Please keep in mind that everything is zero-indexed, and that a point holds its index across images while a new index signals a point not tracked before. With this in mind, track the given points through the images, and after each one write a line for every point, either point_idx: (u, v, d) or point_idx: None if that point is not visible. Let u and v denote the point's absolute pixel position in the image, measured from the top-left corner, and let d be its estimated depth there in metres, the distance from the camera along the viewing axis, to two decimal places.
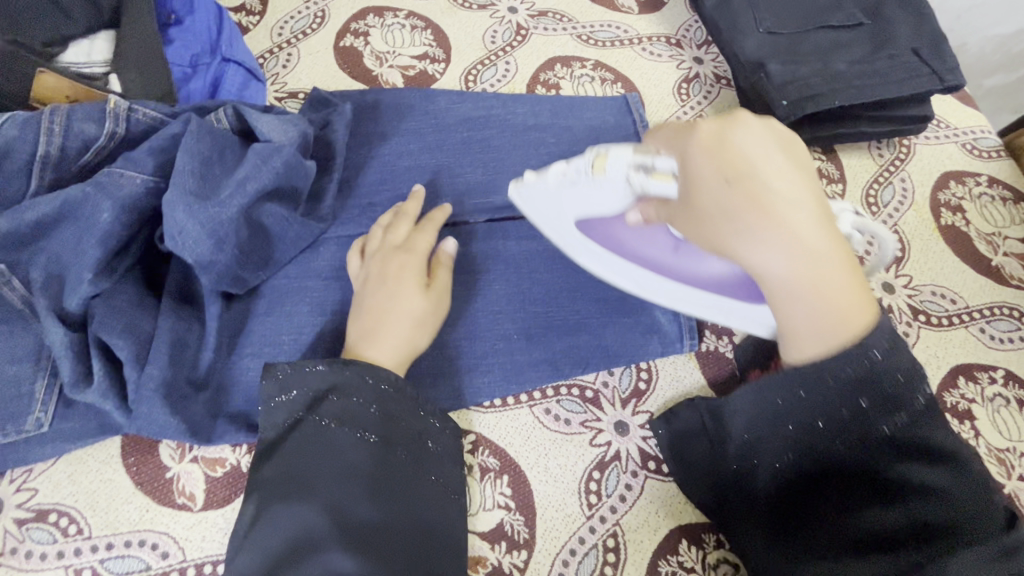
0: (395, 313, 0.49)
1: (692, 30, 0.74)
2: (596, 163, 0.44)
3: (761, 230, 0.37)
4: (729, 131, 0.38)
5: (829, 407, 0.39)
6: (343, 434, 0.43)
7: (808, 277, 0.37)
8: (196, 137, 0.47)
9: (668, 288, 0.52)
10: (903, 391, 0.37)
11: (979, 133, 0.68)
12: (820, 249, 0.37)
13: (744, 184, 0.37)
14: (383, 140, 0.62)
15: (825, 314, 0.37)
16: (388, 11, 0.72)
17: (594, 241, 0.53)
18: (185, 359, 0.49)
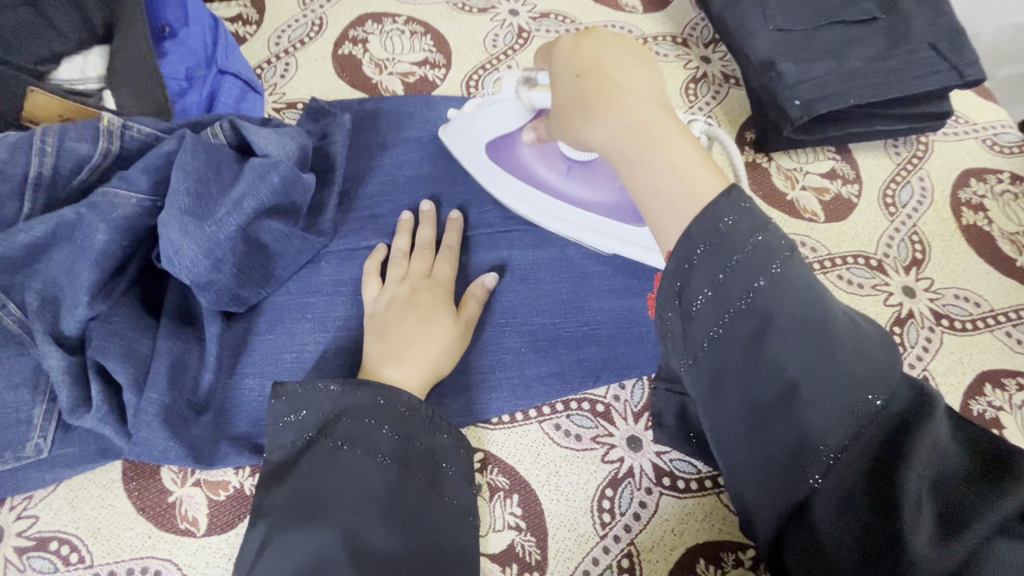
0: (420, 339, 0.49)
1: (699, 28, 0.72)
2: (497, 83, 0.52)
3: (600, 108, 0.36)
4: (584, 38, 0.40)
5: (716, 316, 0.31)
6: (358, 456, 0.42)
7: (649, 148, 0.34)
8: (191, 154, 0.45)
9: (560, 216, 0.55)
10: (764, 288, 0.30)
11: (1000, 128, 0.65)
12: (657, 121, 0.35)
13: (592, 77, 0.38)
14: (384, 150, 0.61)
15: (670, 180, 0.33)
16: (387, 17, 0.71)
17: (501, 166, 0.57)
18: (185, 381, 0.48)
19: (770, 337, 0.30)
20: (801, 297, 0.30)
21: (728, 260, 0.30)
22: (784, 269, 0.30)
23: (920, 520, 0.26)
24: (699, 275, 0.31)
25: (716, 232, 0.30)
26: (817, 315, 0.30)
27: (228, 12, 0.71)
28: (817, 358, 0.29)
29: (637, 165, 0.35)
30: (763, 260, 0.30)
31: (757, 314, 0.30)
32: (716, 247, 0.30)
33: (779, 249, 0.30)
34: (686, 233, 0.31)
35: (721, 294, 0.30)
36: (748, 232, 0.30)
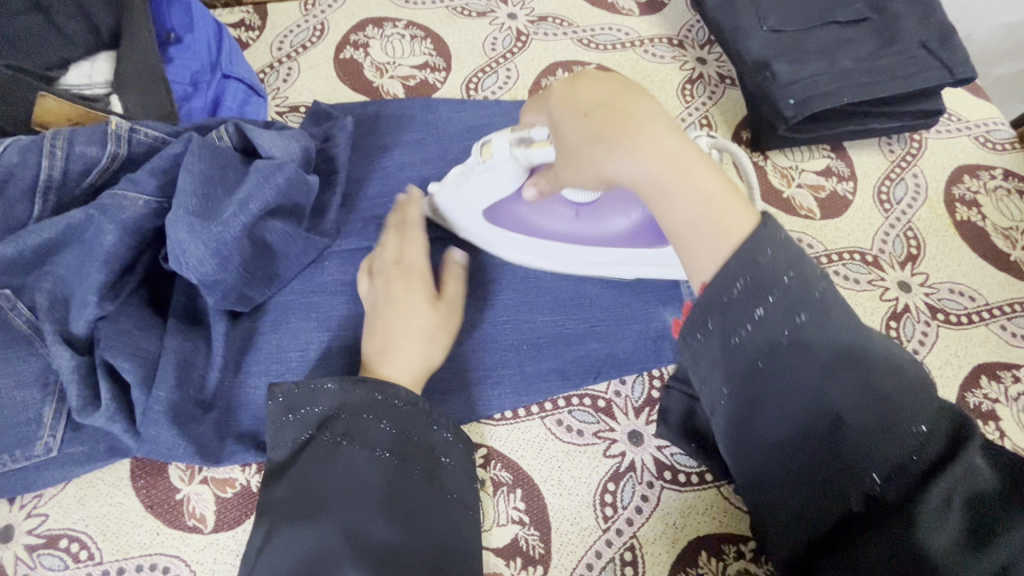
0: (419, 335, 0.49)
1: (695, 30, 0.73)
2: (483, 151, 0.48)
3: (619, 145, 0.36)
4: (578, 82, 0.41)
5: (753, 349, 0.32)
6: (356, 451, 0.42)
7: (678, 181, 0.35)
8: (197, 156, 0.46)
9: (583, 259, 0.55)
10: (813, 307, 0.31)
11: (992, 125, 0.66)
12: (679, 154, 0.36)
13: (602, 115, 0.38)
14: (386, 152, 0.62)
15: (707, 214, 0.34)
16: (387, 22, 0.72)
17: (505, 229, 0.54)
18: (192, 379, 0.49)
19: (806, 366, 0.31)
20: (838, 328, 0.31)
21: (768, 295, 0.31)
22: (820, 301, 0.32)
23: (944, 525, 0.29)
24: (737, 308, 0.32)
25: (758, 266, 0.31)
26: (851, 345, 0.31)
27: (231, 18, 0.72)
28: (851, 386, 0.31)
29: (665, 203, 0.36)
30: (801, 292, 0.31)
31: (795, 346, 0.31)
32: (755, 286, 0.31)
33: (817, 280, 0.32)
34: (728, 268, 0.32)
35: (761, 327, 0.31)
36: (786, 266, 0.31)
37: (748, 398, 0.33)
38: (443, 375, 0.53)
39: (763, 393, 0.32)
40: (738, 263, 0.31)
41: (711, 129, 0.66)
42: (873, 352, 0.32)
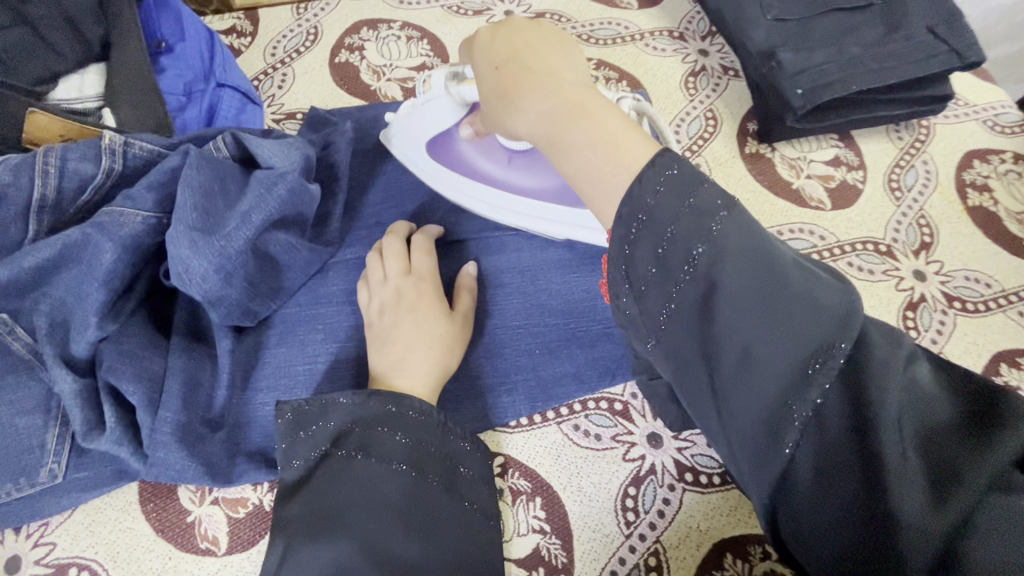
0: (430, 346, 0.49)
1: (695, 21, 0.72)
2: (425, 84, 0.51)
3: (522, 93, 0.36)
4: (499, 30, 0.40)
5: (658, 289, 0.29)
6: (374, 465, 0.41)
7: (574, 120, 0.34)
8: (196, 167, 0.44)
9: (500, 203, 0.56)
10: (717, 234, 0.28)
11: (1000, 109, 0.66)
12: (579, 101, 0.34)
13: (511, 66, 0.38)
14: (387, 157, 0.61)
15: (600, 151, 0.32)
16: (382, 24, 0.71)
17: (442, 164, 0.57)
18: (199, 399, 0.48)
19: (716, 302, 0.28)
20: (741, 259, 0.28)
21: (664, 230, 0.29)
22: (719, 231, 0.28)
23: (906, 482, 0.23)
24: (640, 252, 0.30)
25: (667, 192, 0.29)
26: (767, 271, 0.27)
27: (221, 25, 0.71)
28: (768, 318, 0.26)
29: (567, 149, 0.34)
30: (695, 222, 0.29)
31: (696, 281, 0.28)
32: (650, 225, 0.30)
33: (714, 207, 0.29)
34: (621, 210, 0.30)
35: (664, 265, 0.29)
36: (688, 192, 0.29)
37: (667, 347, 0.30)
38: (454, 384, 0.52)
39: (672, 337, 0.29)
40: (631, 202, 0.30)
41: (717, 122, 0.65)
42: (790, 274, 0.27)
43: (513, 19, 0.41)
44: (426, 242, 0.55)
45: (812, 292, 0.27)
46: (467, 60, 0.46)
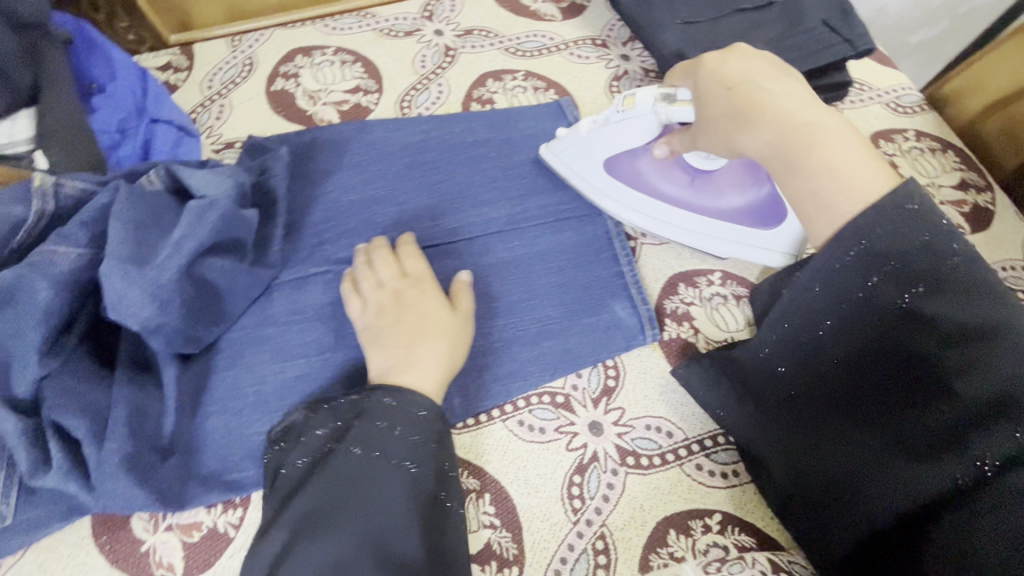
0: (431, 341, 0.50)
1: (616, 29, 0.75)
2: (627, 102, 0.53)
3: (755, 121, 0.41)
4: (728, 54, 0.44)
5: (851, 297, 0.37)
6: (369, 459, 0.42)
7: (809, 147, 0.39)
8: (127, 203, 0.46)
9: (682, 223, 0.58)
10: (933, 270, 0.34)
11: (901, 91, 0.71)
12: (812, 124, 0.40)
13: (740, 91, 0.42)
14: (326, 178, 0.63)
15: (836, 177, 0.38)
16: (316, 51, 0.73)
17: (626, 184, 0.59)
18: (147, 429, 0.48)
19: (917, 323, 0.34)
20: (959, 303, 0.33)
21: (882, 261, 0.35)
22: (945, 275, 0.34)
23: None
24: (851, 273, 0.37)
25: (895, 218, 0.35)
26: (996, 323, 0.32)
27: (157, 62, 0.72)
28: (975, 358, 0.32)
29: (806, 167, 0.39)
30: (923, 260, 0.34)
31: (906, 314, 0.34)
32: (865, 257, 0.36)
33: (947, 244, 0.34)
34: (842, 239, 0.37)
35: (875, 290, 0.36)
36: (920, 229, 0.35)
37: (854, 349, 0.37)
38: None
39: (863, 352, 0.37)
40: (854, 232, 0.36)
41: None
42: (1010, 324, 0.32)
43: (736, 43, 0.45)
44: (415, 253, 0.56)
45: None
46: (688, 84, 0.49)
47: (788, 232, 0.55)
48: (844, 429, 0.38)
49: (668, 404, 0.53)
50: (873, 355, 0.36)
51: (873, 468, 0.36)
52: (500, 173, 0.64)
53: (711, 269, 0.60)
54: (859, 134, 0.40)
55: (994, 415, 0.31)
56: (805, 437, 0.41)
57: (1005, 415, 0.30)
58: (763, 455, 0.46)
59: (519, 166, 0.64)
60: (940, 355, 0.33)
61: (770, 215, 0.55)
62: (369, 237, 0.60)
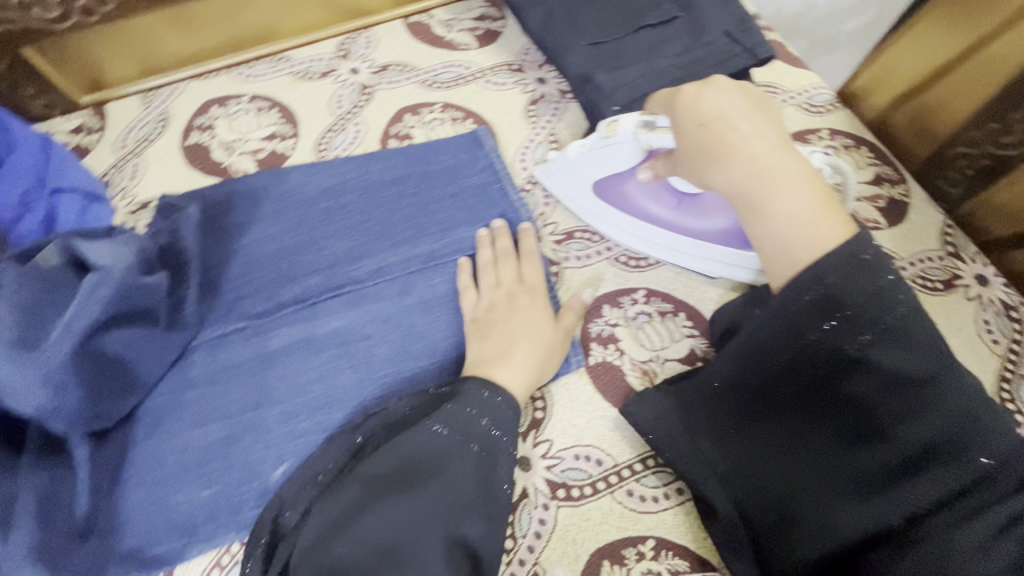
0: (527, 338, 0.52)
1: (531, 52, 0.76)
2: (609, 129, 0.54)
3: (724, 159, 0.44)
4: (705, 92, 0.47)
5: (807, 336, 0.39)
6: (454, 439, 0.45)
7: (773, 189, 0.42)
8: (18, 284, 0.44)
9: (670, 244, 0.60)
10: (884, 318, 0.37)
11: (813, 91, 0.72)
12: (776, 167, 0.43)
13: (712, 130, 0.45)
14: (243, 231, 0.62)
15: (797, 222, 0.41)
16: (231, 100, 0.72)
17: (614, 205, 0.61)
18: (60, 513, 0.45)
19: (865, 365, 0.38)
20: (904, 350, 0.37)
21: (837, 307, 0.38)
22: (893, 324, 0.37)
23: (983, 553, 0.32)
24: (806, 314, 0.39)
25: (845, 267, 0.38)
26: (935, 372, 0.37)
27: (68, 125, 0.71)
28: (915, 402, 0.36)
29: (766, 209, 0.42)
30: (877, 310, 0.37)
31: (858, 358, 0.38)
32: (821, 298, 0.38)
33: (897, 293, 0.38)
34: (800, 281, 0.39)
35: (832, 334, 0.38)
36: (876, 275, 0.38)
37: (808, 385, 0.40)
38: None
39: (817, 391, 0.40)
40: (810, 278, 0.39)
41: (560, 145, 0.69)
42: (943, 376, 0.37)
43: (716, 79, 0.47)
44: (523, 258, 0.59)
45: (966, 399, 0.36)
46: (666, 114, 0.50)
47: None
48: (799, 462, 0.42)
49: (597, 431, 0.53)
50: (825, 393, 0.40)
51: (825, 500, 0.40)
52: (419, 209, 0.64)
53: (635, 286, 0.60)
54: (818, 176, 0.43)
55: (929, 455, 0.36)
56: (765, 468, 0.44)
57: (936, 455, 0.36)
58: (709, 489, 0.47)
59: (437, 201, 0.64)
60: (885, 398, 0.37)
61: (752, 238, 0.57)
62: (288, 286, 0.59)
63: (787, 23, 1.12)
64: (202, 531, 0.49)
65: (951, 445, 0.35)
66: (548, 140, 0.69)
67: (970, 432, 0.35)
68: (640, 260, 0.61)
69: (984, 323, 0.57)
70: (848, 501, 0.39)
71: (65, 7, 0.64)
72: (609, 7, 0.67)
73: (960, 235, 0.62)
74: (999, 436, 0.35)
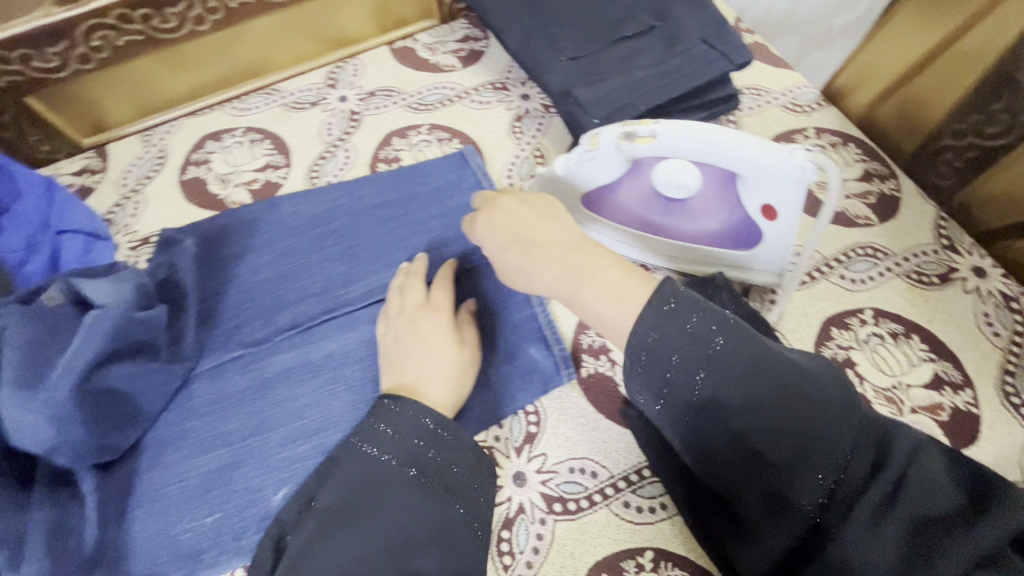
0: (432, 371, 0.51)
1: (514, 70, 0.78)
2: (591, 142, 0.53)
3: (534, 265, 0.48)
4: (495, 214, 0.51)
5: (668, 389, 0.41)
6: (401, 469, 0.44)
7: (584, 275, 0.45)
8: (20, 325, 0.46)
9: (667, 246, 0.59)
10: (715, 354, 0.39)
11: (797, 91, 0.72)
12: (579, 257, 0.46)
13: (519, 246, 0.49)
14: (239, 261, 0.63)
15: (609, 296, 0.44)
16: (225, 134, 0.75)
17: (605, 214, 0.60)
18: (68, 544, 0.47)
19: (721, 404, 0.39)
20: (743, 377, 0.39)
21: (673, 356, 0.40)
22: (722, 355, 0.39)
23: (878, 541, 0.36)
24: (656, 368, 0.41)
25: (657, 324, 0.41)
26: (775, 388, 0.38)
27: (72, 167, 0.74)
28: (772, 426, 0.38)
29: (582, 296, 0.45)
30: (703, 352, 0.40)
31: (708, 397, 0.39)
32: (652, 354, 0.41)
33: (712, 334, 0.40)
34: (628, 352, 0.42)
35: (677, 379, 0.40)
36: (685, 322, 0.40)
37: (691, 429, 0.40)
38: None
39: (691, 433, 0.40)
40: (636, 345, 0.41)
41: (545, 159, 0.70)
42: (788, 382, 0.38)
43: (496, 199, 0.52)
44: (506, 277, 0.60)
45: (812, 404, 0.38)
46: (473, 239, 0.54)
47: (770, 249, 0.54)
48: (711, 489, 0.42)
49: (591, 443, 0.52)
50: (698, 434, 0.40)
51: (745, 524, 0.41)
52: (409, 230, 0.65)
53: None
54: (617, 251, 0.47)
55: (801, 467, 0.37)
56: None
57: (808, 465, 0.37)
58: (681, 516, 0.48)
59: (426, 222, 0.65)
60: (751, 430, 0.38)
61: (746, 237, 0.55)
62: (284, 313, 0.60)
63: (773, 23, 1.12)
64: (207, 557, 0.50)
65: (818, 449, 0.37)
66: (534, 155, 0.70)
67: (827, 431, 0.37)
68: None
69: (984, 316, 0.56)
70: (756, 526, 0.40)
71: (63, 57, 0.66)
72: (585, 22, 0.68)
73: (954, 228, 0.60)
74: (845, 420, 0.38)
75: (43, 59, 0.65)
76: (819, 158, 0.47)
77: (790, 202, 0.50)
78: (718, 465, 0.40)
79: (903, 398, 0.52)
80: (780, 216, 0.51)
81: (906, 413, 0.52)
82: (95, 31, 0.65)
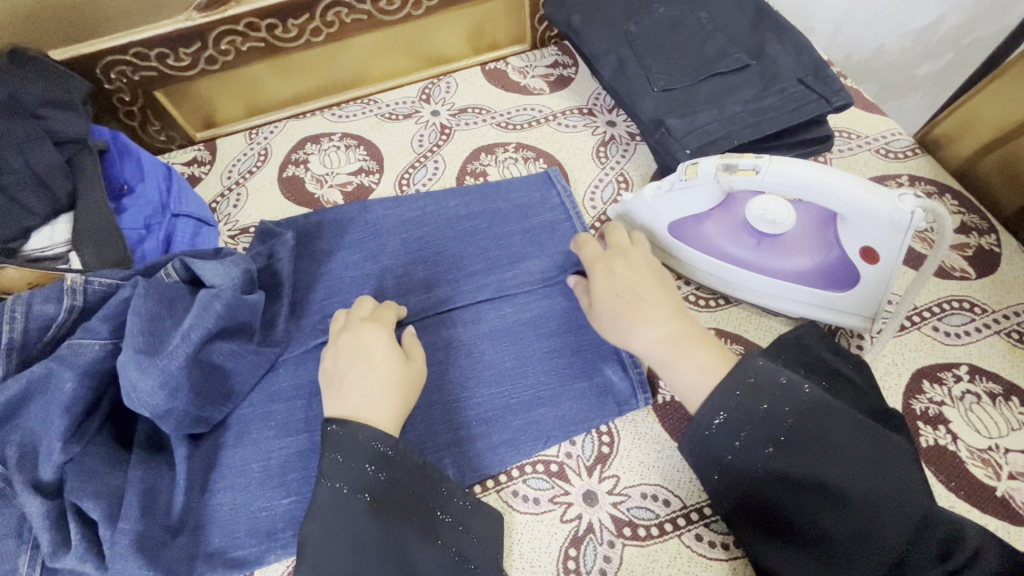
0: (369, 384, 0.50)
1: (601, 98, 0.81)
2: (689, 170, 0.54)
3: (631, 323, 0.49)
4: (614, 264, 0.54)
5: (730, 459, 0.42)
6: (352, 497, 0.43)
7: (678, 351, 0.46)
8: (144, 297, 0.50)
9: (751, 286, 0.58)
10: (783, 431, 0.40)
11: (890, 137, 0.71)
12: (677, 332, 0.47)
13: (626, 299, 0.50)
14: (330, 257, 0.67)
15: (697, 370, 0.45)
16: (324, 138, 0.80)
17: (688, 245, 0.59)
18: (159, 506, 0.50)
19: (780, 477, 0.40)
20: (804, 456, 0.40)
21: (743, 428, 0.41)
22: (792, 433, 0.40)
23: None
24: (718, 437, 0.42)
25: (745, 391, 0.41)
26: (841, 469, 0.39)
27: (184, 157, 0.80)
28: (828, 504, 0.39)
29: (673, 366, 0.46)
30: (770, 427, 0.41)
31: (773, 473, 0.40)
32: (736, 417, 0.41)
33: (785, 416, 0.40)
34: (708, 407, 0.42)
35: (742, 448, 0.41)
36: (758, 403, 0.41)
37: (745, 498, 0.42)
38: None
39: (748, 500, 0.41)
40: (716, 401, 0.42)
41: (628, 185, 0.72)
42: (849, 466, 0.39)
43: (622, 251, 0.55)
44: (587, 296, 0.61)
45: (872, 489, 0.38)
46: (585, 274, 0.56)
47: (863, 293, 0.53)
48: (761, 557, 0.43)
49: (664, 470, 0.52)
50: (757, 507, 0.41)
51: None
52: (492, 242, 0.67)
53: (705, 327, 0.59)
54: (717, 344, 0.47)
55: (849, 545, 0.38)
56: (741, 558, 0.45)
57: (863, 543, 0.38)
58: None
59: (509, 234, 0.67)
60: (806, 503, 0.39)
61: (839, 279, 0.54)
62: None
63: (856, 69, 1.11)
64: (281, 537, 0.52)
65: (867, 530, 0.38)
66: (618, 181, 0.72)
67: (881, 515, 0.38)
68: (710, 300, 0.61)
69: None
70: None
71: (193, 57, 0.72)
72: (680, 56, 0.70)
73: None
74: (904, 507, 0.38)
75: (176, 58, 0.71)
76: (932, 207, 0.46)
77: (894, 244, 0.50)
78: (769, 533, 0.41)
79: (1002, 462, 0.50)
80: (880, 259, 0.51)
81: (1003, 478, 0.49)
82: (225, 36, 0.71)
